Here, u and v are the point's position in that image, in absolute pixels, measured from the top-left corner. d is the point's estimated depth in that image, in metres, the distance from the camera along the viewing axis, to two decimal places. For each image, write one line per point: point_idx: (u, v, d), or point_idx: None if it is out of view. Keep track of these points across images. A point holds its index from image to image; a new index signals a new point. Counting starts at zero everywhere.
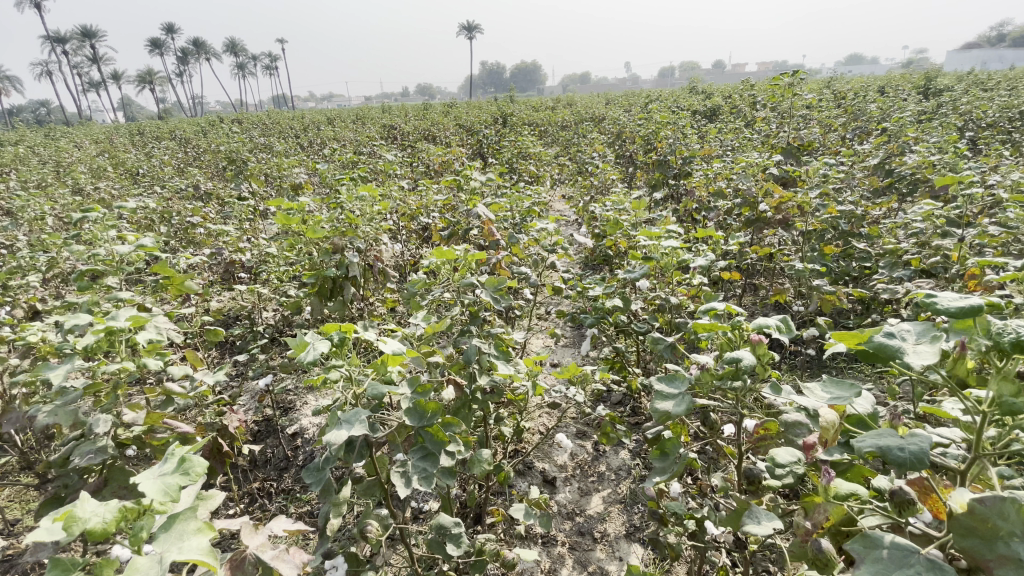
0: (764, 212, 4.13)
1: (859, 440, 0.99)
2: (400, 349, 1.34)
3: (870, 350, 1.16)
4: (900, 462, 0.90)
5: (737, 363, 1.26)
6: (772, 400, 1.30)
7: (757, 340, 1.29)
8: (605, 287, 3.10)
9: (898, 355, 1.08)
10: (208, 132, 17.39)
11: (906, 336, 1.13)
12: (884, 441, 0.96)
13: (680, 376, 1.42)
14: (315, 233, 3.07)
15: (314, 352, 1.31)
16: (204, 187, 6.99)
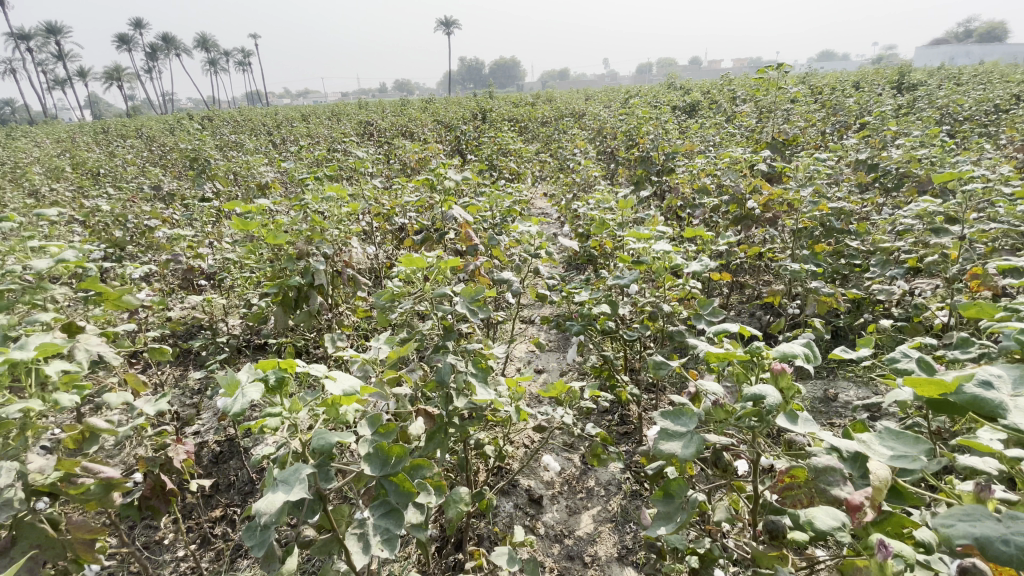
0: (752, 210, 4.00)
1: (953, 528, 0.89)
2: (352, 389, 1.14)
3: (961, 402, 1.06)
4: (1007, 558, 0.82)
5: (759, 402, 1.11)
6: (790, 432, 1.12)
7: (781, 370, 1.18)
8: (590, 292, 2.92)
9: (1000, 410, 0.98)
10: (176, 131, 16.79)
11: (1001, 387, 1.04)
12: (981, 529, 0.87)
13: (686, 410, 1.17)
14: (277, 239, 2.83)
15: (240, 402, 1.08)
16: (166, 187, 6.62)
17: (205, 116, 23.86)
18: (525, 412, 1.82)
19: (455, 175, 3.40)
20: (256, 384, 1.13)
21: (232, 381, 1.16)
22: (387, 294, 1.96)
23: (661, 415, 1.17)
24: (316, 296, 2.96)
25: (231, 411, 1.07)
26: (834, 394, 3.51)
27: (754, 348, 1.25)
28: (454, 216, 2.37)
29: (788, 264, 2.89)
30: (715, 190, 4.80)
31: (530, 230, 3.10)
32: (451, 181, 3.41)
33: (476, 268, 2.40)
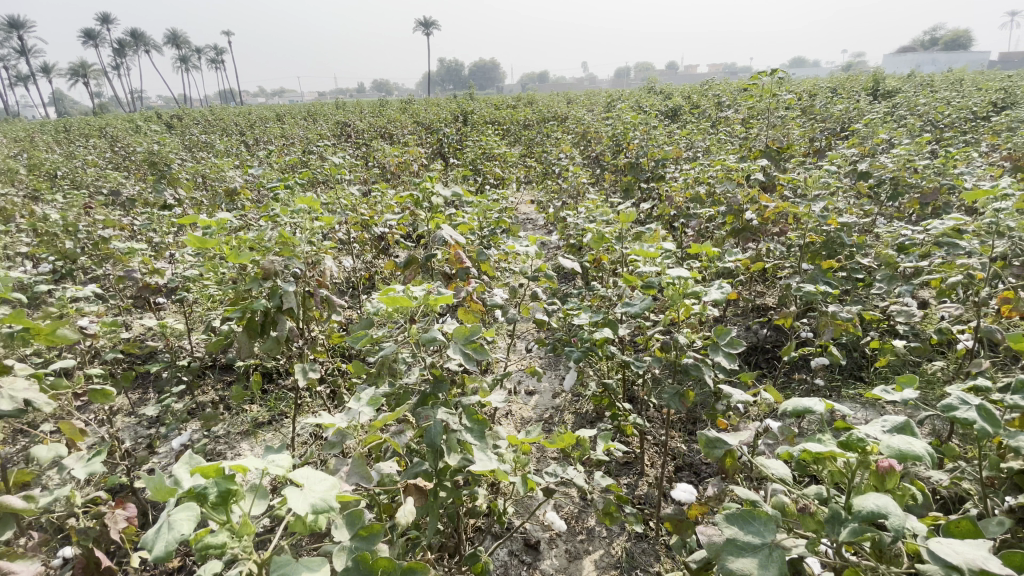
0: (751, 222, 3.82)
1: None
2: (317, 507, 0.94)
3: None
4: None
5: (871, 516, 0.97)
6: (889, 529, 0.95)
7: (888, 469, 1.12)
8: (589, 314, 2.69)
9: None
10: (141, 131, 16.05)
11: None
12: None
13: (761, 514, 1.09)
14: (239, 257, 2.52)
15: (167, 539, 0.93)
16: (126, 193, 6.18)
17: (175, 115, 23.04)
18: (533, 479, 1.59)
19: (440, 185, 3.14)
20: (190, 506, 0.97)
21: (163, 486, 0.99)
22: (366, 333, 1.68)
23: (730, 519, 1.09)
24: (284, 320, 2.66)
25: (155, 548, 0.92)
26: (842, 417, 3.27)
27: (857, 440, 1.12)
28: (442, 236, 2.08)
29: (801, 284, 2.70)
30: (710, 200, 4.62)
31: (523, 246, 2.84)
32: (435, 193, 3.14)
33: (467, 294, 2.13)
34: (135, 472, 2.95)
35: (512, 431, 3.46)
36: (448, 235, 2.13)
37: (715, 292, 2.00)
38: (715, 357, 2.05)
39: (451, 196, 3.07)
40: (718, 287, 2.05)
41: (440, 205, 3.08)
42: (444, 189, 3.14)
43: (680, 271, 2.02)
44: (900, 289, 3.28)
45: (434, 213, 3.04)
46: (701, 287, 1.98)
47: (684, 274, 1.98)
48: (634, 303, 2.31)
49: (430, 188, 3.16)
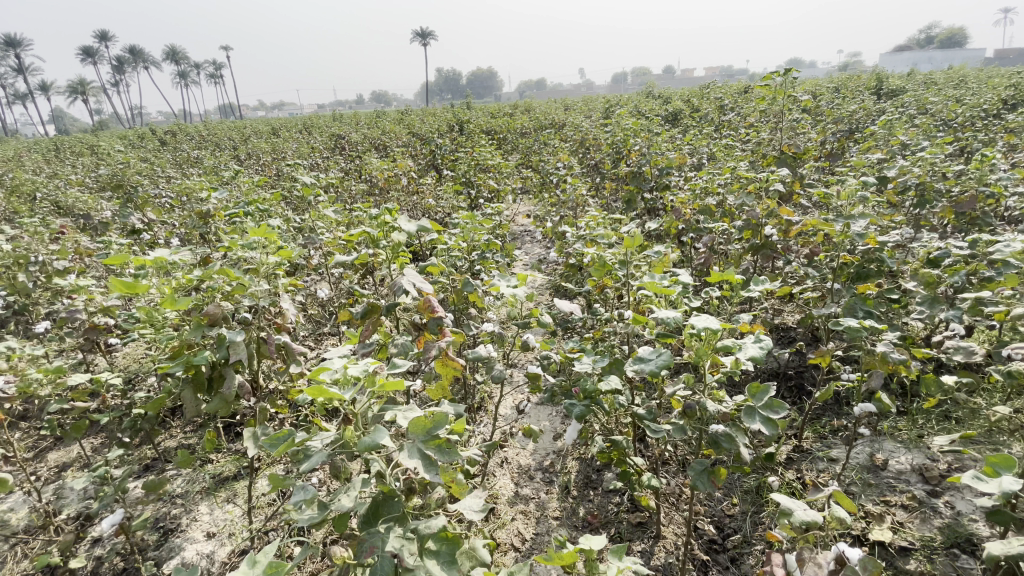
0: (772, 238, 3.44)
1: None
2: None
3: None
4: None
5: None
6: None
7: None
8: (592, 359, 2.29)
9: None
10: (134, 149, 15.80)
11: None
12: None
13: None
14: (177, 303, 2.13)
15: None
16: (98, 217, 5.82)
17: (167, 131, 22.72)
18: None
19: (401, 216, 2.46)
20: None
21: None
22: (286, 436, 1.24)
23: None
24: (233, 374, 2.27)
25: None
26: (883, 460, 2.94)
27: None
28: (401, 286, 1.62)
29: (840, 320, 2.30)
30: (722, 213, 4.21)
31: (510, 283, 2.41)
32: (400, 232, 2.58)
33: (439, 353, 1.72)
34: (72, 549, 2.57)
35: (507, 485, 3.05)
36: (410, 281, 1.68)
37: (751, 346, 1.59)
38: (752, 427, 1.66)
39: (414, 230, 2.39)
40: (755, 339, 1.67)
41: (399, 244, 2.42)
42: (406, 220, 2.46)
43: (710, 319, 1.64)
44: (946, 314, 2.88)
45: (391, 252, 2.40)
46: (734, 343, 1.59)
47: (714, 324, 1.59)
48: (647, 354, 1.89)
49: (388, 221, 2.49)
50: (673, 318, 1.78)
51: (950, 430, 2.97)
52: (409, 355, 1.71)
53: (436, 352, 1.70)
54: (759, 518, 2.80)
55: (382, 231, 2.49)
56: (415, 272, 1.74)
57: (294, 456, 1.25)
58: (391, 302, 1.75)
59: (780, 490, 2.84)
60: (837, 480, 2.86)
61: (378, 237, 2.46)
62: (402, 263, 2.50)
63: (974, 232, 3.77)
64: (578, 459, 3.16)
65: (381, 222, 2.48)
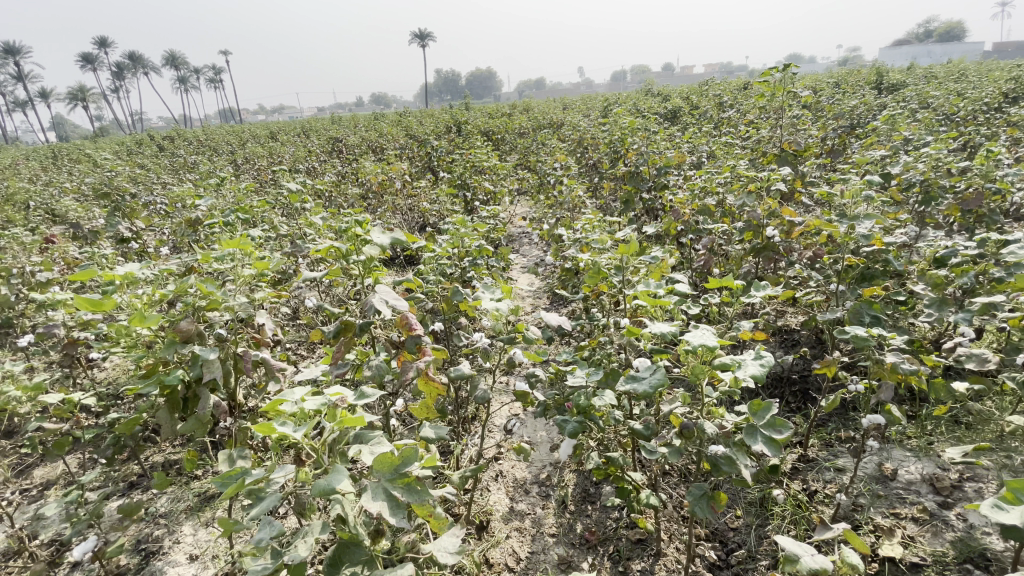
0: (773, 239, 3.34)
1: None
2: None
3: None
4: None
5: None
6: None
7: None
8: (585, 371, 2.19)
9: None
10: (131, 155, 15.74)
11: None
12: None
13: None
14: (147, 320, 2.05)
15: None
16: (89, 227, 5.74)
17: (166, 136, 22.62)
18: None
19: (374, 228, 2.27)
20: None
21: None
22: (237, 476, 1.15)
23: None
24: (208, 394, 2.18)
25: None
26: (892, 470, 2.83)
27: None
28: (373, 305, 1.52)
29: (847, 326, 2.17)
30: (722, 213, 4.09)
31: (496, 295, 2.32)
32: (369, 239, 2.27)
33: (416, 374, 1.61)
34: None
35: (502, 500, 2.94)
36: (383, 299, 1.58)
37: (751, 365, 1.49)
38: (754, 449, 1.55)
39: (387, 245, 2.20)
40: (755, 355, 1.56)
41: (370, 260, 2.20)
42: (379, 233, 2.27)
43: (706, 336, 1.52)
44: (955, 317, 2.76)
45: (362, 270, 2.19)
46: (732, 361, 1.47)
47: (710, 341, 1.47)
48: (641, 372, 1.78)
49: (359, 234, 2.28)
50: (666, 333, 1.68)
51: (961, 436, 2.86)
52: (385, 377, 1.60)
53: (413, 374, 1.59)
54: (763, 532, 2.69)
55: (352, 244, 2.27)
56: (388, 289, 1.63)
57: (249, 495, 1.15)
58: (365, 321, 1.64)
59: (784, 503, 2.73)
60: (844, 492, 2.75)
61: (349, 251, 2.26)
62: (377, 276, 2.32)
63: (982, 230, 3.65)
64: (575, 472, 3.04)
65: (353, 235, 2.28)
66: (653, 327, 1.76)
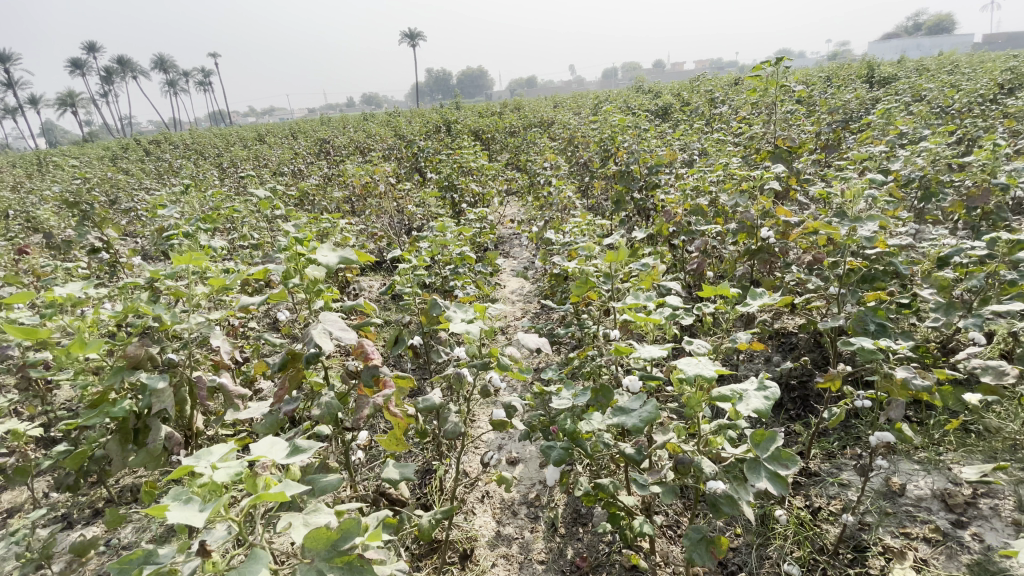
0: (768, 240, 3.19)
1: None
2: None
3: None
4: None
5: None
6: None
7: None
8: (571, 392, 2.01)
9: None
10: (114, 160, 15.38)
11: None
12: None
13: None
14: (88, 346, 1.86)
15: None
16: (60, 237, 5.52)
17: (152, 140, 22.17)
18: None
19: (321, 244, 1.77)
20: None
21: None
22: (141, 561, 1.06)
23: None
24: (159, 425, 1.99)
25: None
26: (900, 485, 2.69)
27: None
28: (314, 339, 1.33)
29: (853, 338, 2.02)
30: (716, 213, 3.92)
31: (468, 314, 2.06)
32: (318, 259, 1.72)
33: (372, 411, 1.44)
34: None
35: (489, 523, 2.77)
36: (327, 329, 1.39)
37: (755, 397, 1.31)
38: (757, 486, 1.40)
39: (335, 265, 1.69)
40: (757, 384, 1.38)
41: (316, 283, 1.74)
42: (327, 250, 1.78)
43: (702, 364, 1.34)
44: (964, 322, 2.62)
45: (307, 296, 1.74)
46: (732, 393, 1.30)
47: (708, 372, 1.29)
48: (630, 403, 1.60)
49: (302, 252, 1.78)
50: (657, 359, 1.49)
51: (972, 446, 2.72)
52: (336, 418, 1.43)
53: (368, 412, 1.42)
54: (765, 554, 2.53)
55: (293, 266, 1.75)
56: (334, 316, 1.44)
57: None
58: (313, 352, 1.42)
59: (786, 522, 2.58)
60: (849, 509, 2.60)
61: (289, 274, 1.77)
62: (328, 303, 1.85)
63: (984, 227, 3.52)
64: (566, 491, 2.88)
65: (293, 255, 1.75)
66: (642, 351, 1.58)
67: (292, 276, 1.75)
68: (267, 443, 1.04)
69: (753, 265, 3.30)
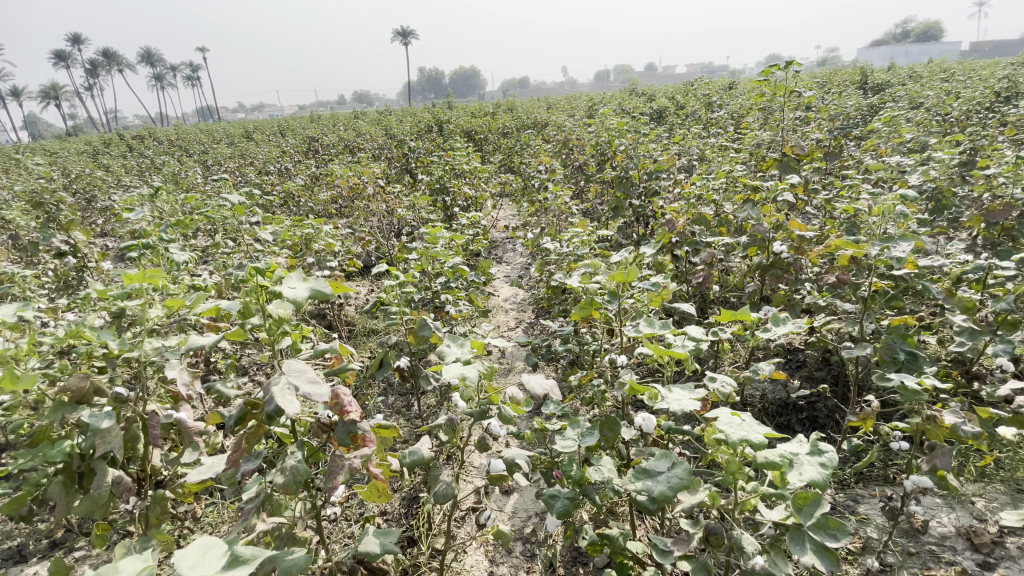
0: (781, 255, 3.00)
1: None
2: None
3: None
4: None
5: None
6: None
7: None
8: (577, 432, 1.80)
9: None
10: (95, 156, 14.91)
11: None
12: None
13: None
14: (21, 381, 1.61)
15: None
16: (28, 237, 5.19)
17: (137, 135, 21.63)
18: None
19: (290, 276, 1.54)
20: None
21: None
22: None
23: None
24: (105, 469, 1.75)
25: None
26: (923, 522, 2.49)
27: None
28: (275, 400, 1.09)
29: (889, 373, 1.83)
30: (721, 223, 3.74)
31: (467, 350, 1.74)
32: (285, 295, 1.48)
33: (350, 475, 1.22)
34: None
35: (481, 563, 2.52)
36: (294, 384, 1.16)
37: (809, 466, 1.14)
38: (803, 562, 1.15)
39: (306, 297, 1.47)
40: (807, 448, 1.22)
41: (281, 321, 1.48)
42: (296, 282, 1.54)
43: (747, 424, 1.11)
44: (992, 348, 2.44)
45: (270, 336, 1.46)
46: (782, 459, 1.08)
47: (757, 436, 1.05)
48: (655, 463, 1.35)
49: (266, 284, 1.54)
50: (690, 412, 1.24)
51: (991, 475, 2.62)
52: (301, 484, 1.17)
53: (346, 476, 1.21)
54: None
55: (252, 299, 1.46)
56: (301, 365, 1.22)
57: None
58: (275, 408, 1.11)
59: None
60: (873, 549, 2.39)
61: (250, 310, 1.50)
62: (295, 342, 1.56)
63: (1004, 242, 3.34)
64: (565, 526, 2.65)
65: (253, 286, 1.47)
66: (670, 399, 1.34)
67: (250, 312, 1.47)
68: (201, 549, 0.98)
69: (764, 281, 3.10)
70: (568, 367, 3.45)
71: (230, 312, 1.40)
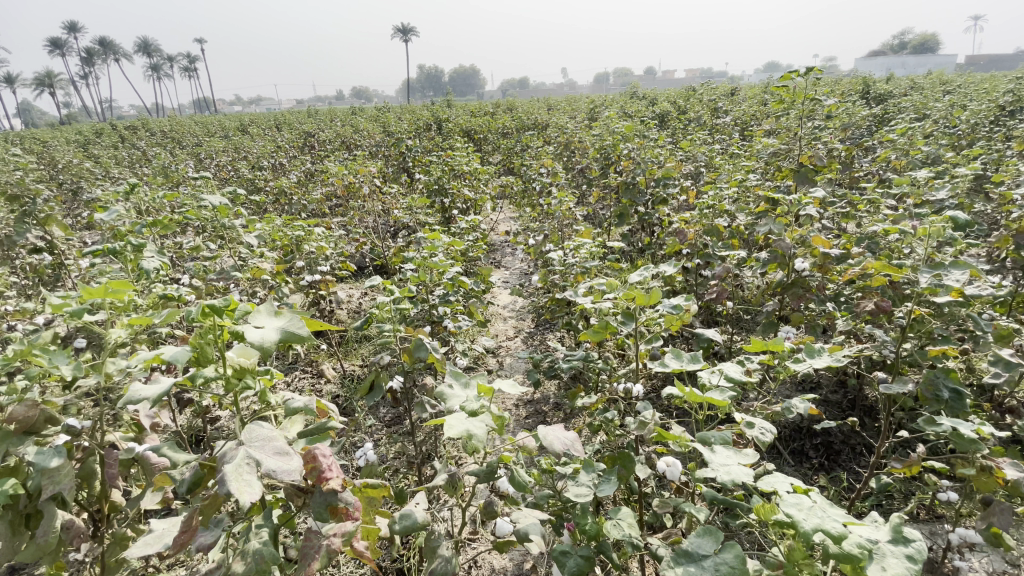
0: (803, 274, 2.80)
1: None
2: None
3: None
4: None
5: None
6: None
7: None
8: (590, 477, 1.58)
9: None
10: (84, 147, 14.50)
11: None
12: None
13: None
14: None
15: None
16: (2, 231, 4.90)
17: (130, 126, 21.17)
18: None
19: (258, 313, 1.33)
20: None
21: None
22: None
23: None
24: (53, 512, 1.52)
25: None
26: None
27: None
28: (225, 484, 1.01)
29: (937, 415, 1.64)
30: (736, 236, 3.54)
31: (471, 392, 1.52)
32: (248, 336, 1.26)
33: (324, 559, 1.20)
34: None
35: None
36: (252, 458, 1.09)
37: (894, 558, 0.96)
38: None
39: (274, 341, 1.26)
40: (887, 533, 1.03)
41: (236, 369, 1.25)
42: (264, 320, 1.32)
43: (819, 508, 0.99)
44: None
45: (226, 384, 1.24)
46: (865, 550, 0.94)
47: (833, 526, 0.93)
48: (694, 540, 1.16)
49: (228, 321, 1.32)
50: (742, 482, 1.12)
51: None
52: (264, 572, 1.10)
53: (320, 563, 1.18)
54: None
55: (208, 341, 1.27)
56: (265, 433, 1.14)
57: None
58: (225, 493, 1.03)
59: None
60: None
61: (204, 352, 1.27)
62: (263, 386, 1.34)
63: None
64: None
65: (211, 325, 1.29)
66: (714, 465, 1.19)
67: (206, 357, 1.27)
68: None
69: (784, 300, 2.91)
70: (570, 385, 3.24)
71: (178, 358, 1.20)
